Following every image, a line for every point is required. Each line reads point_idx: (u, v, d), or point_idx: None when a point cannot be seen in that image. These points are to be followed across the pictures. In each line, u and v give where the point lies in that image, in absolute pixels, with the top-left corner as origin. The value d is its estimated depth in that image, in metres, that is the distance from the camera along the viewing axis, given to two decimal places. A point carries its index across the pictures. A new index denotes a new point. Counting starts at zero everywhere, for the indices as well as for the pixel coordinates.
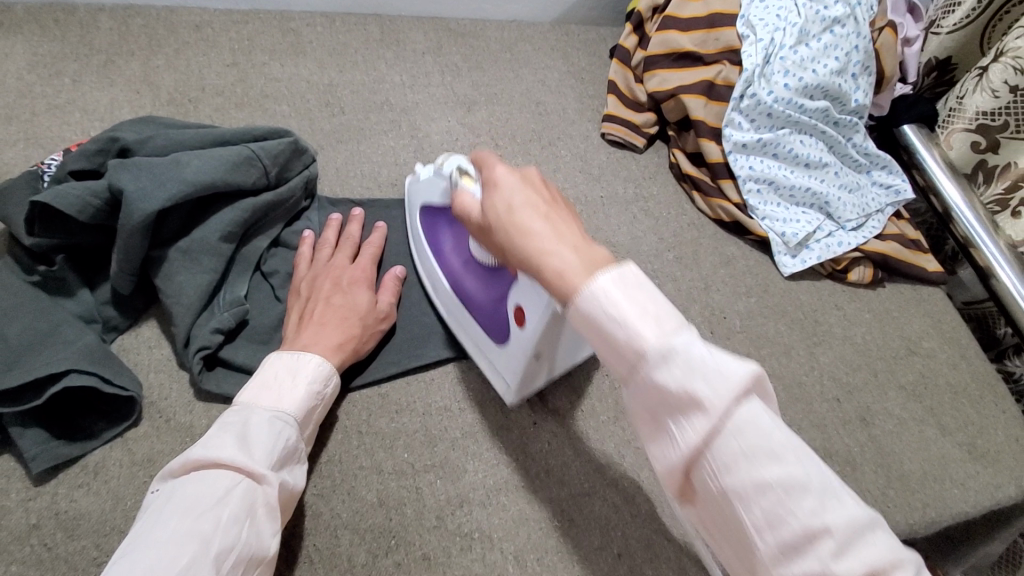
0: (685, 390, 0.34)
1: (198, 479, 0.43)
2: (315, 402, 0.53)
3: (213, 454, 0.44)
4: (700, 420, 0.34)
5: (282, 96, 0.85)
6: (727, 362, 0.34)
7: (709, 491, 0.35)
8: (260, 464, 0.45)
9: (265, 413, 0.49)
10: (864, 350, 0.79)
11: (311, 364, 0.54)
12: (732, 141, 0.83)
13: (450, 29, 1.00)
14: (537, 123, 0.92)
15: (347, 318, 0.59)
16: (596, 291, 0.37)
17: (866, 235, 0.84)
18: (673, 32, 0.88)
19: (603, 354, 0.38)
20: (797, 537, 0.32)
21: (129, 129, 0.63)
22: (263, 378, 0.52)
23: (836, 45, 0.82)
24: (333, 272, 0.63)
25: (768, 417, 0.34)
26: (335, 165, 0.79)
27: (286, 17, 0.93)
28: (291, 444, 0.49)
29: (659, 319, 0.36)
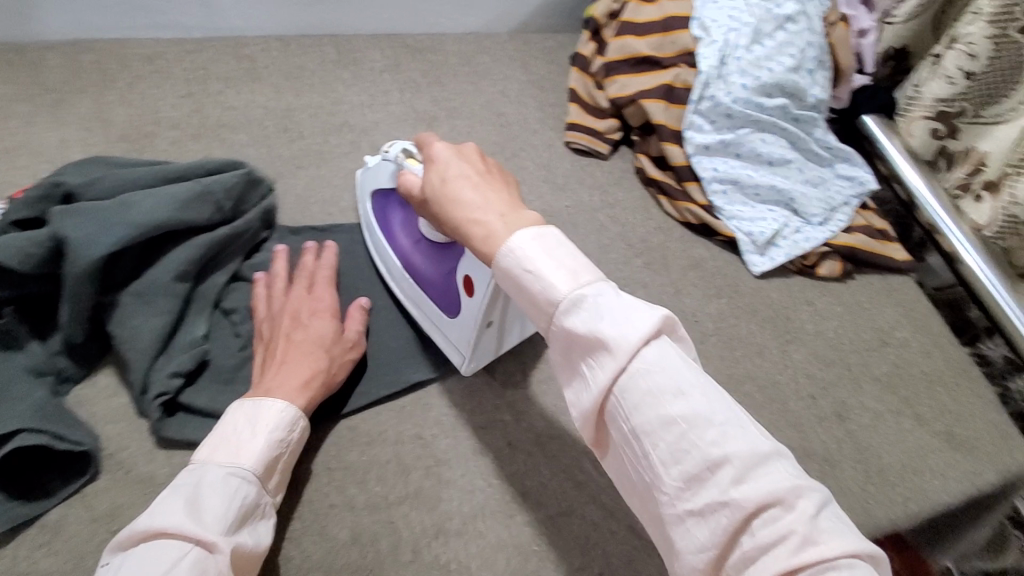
0: (591, 330, 0.37)
1: (145, 552, 0.40)
2: (278, 451, 0.50)
3: (161, 522, 0.41)
4: (607, 359, 0.36)
5: (239, 125, 0.83)
6: (634, 305, 0.37)
7: (622, 436, 0.37)
8: (212, 530, 0.42)
9: (219, 470, 0.46)
10: (836, 344, 0.80)
11: (273, 410, 0.51)
12: (694, 144, 0.83)
13: (408, 45, 0.99)
14: (499, 135, 0.92)
15: (312, 352, 0.57)
16: (515, 248, 0.41)
17: (832, 229, 0.84)
18: (630, 37, 0.88)
19: (529, 309, 0.41)
20: (697, 464, 0.33)
21: (74, 172, 0.62)
22: (220, 431, 0.49)
23: (790, 42, 0.82)
24: (289, 305, 0.61)
25: (676, 357, 0.36)
26: (295, 192, 0.78)
27: (240, 42, 0.92)
28: (249, 502, 0.46)
29: (574, 271, 0.39)
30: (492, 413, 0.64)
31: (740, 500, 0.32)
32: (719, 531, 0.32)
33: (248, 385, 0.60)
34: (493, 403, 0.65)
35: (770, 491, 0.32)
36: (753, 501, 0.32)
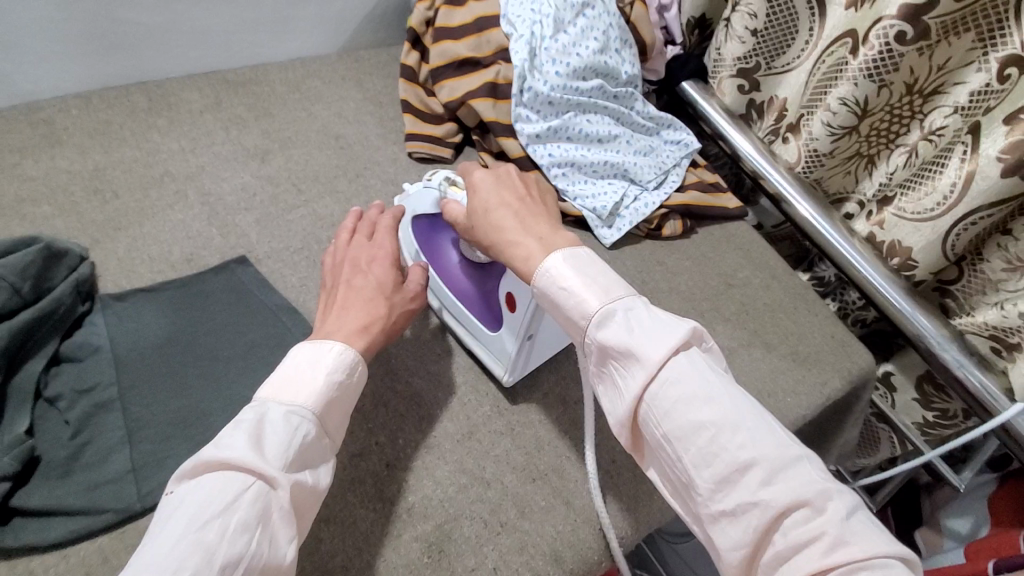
0: (623, 343, 0.52)
1: (213, 480, 0.46)
2: (334, 395, 0.54)
3: (228, 455, 0.46)
4: (639, 371, 0.51)
5: (43, 196, 0.76)
6: (664, 327, 0.53)
7: (657, 439, 0.51)
8: (274, 466, 0.47)
9: (281, 411, 0.51)
10: (690, 295, 0.86)
11: (331, 360, 0.55)
12: (526, 135, 0.86)
13: (227, 80, 0.95)
14: (340, 157, 0.90)
15: (370, 302, 0.62)
16: (550, 268, 0.57)
17: (667, 191, 0.91)
18: (448, 42, 0.90)
19: (564, 321, 0.57)
20: (727, 467, 0.47)
21: None
22: (284, 372, 0.54)
23: (591, 26, 0.87)
24: (350, 255, 0.66)
25: (703, 369, 0.51)
26: (117, 255, 0.72)
27: (34, 105, 0.84)
28: (308, 438, 0.51)
29: (605, 291, 0.55)
30: (366, 438, 0.63)
31: (767, 499, 0.45)
32: (750, 526, 0.46)
33: (87, 473, 0.55)
34: (366, 427, 0.63)
35: (794, 492, 0.45)
36: (778, 499, 0.45)
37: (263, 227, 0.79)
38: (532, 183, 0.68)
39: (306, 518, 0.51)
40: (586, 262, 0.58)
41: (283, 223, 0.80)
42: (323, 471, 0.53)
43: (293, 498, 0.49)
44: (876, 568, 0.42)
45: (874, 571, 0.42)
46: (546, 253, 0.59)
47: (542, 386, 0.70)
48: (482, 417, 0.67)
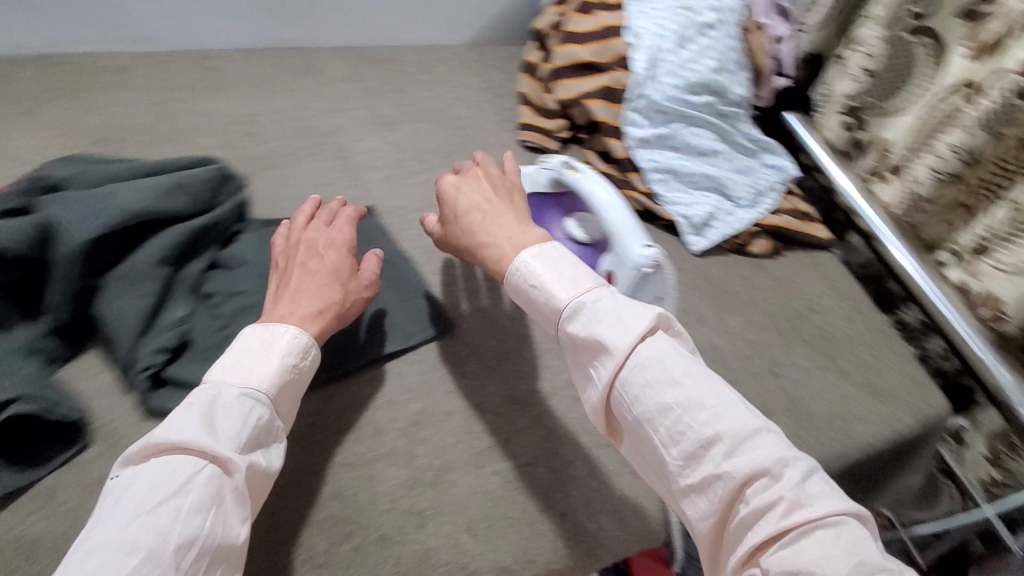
0: (589, 334, 0.54)
1: (163, 463, 0.47)
2: (289, 375, 0.56)
3: (178, 439, 0.47)
4: (608, 359, 0.53)
5: (206, 129, 0.85)
6: (627, 315, 0.54)
7: (629, 422, 0.52)
8: (225, 448, 0.48)
9: (234, 392, 0.52)
10: (768, 312, 0.89)
11: (283, 341, 0.57)
12: (634, 138, 0.91)
13: (368, 57, 1.05)
14: (458, 136, 0.98)
15: (325, 285, 0.63)
16: (522, 266, 0.59)
17: (759, 211, 0.95)
18: (573, 46, 0.97)
19: (541, 318, 0.59)
20: (693, 444, 0.48)
21: (54, 168, 0.67)
22: (235, 356, 0.55)
23: (711, 46, 0.93)
24: (306, 238, 0.67)
25: (669, 353, 0.52)
26: (266, 190, 0.82)
27: (208, 54, 0.96)
28: (260, 422, 0.52)
29: (576, 285, 0.57)
30: (459, 381, 0.70)
31: (729, 470, 0.46)
32: (715, 498, 0.47)
33: None
34: (460, 372, 0.71)
35: (753, 462, 0.46)
36: (739, 470, 0.46)
37: (388, 186, 0.88)
38: (508, 184, 0.69)
39: (261, 501, 0.53)
40: (556, 257, 0.60)
41: (406, 185, 0.89)
42: (276, 452, 0.54)
43: (248, 481, 0.50)
44: (831, 527, 0.43)
45: (830, 528, 0.43)
46: (518, 249, 0.60)
47: None
48: (564, 382, 0.72)
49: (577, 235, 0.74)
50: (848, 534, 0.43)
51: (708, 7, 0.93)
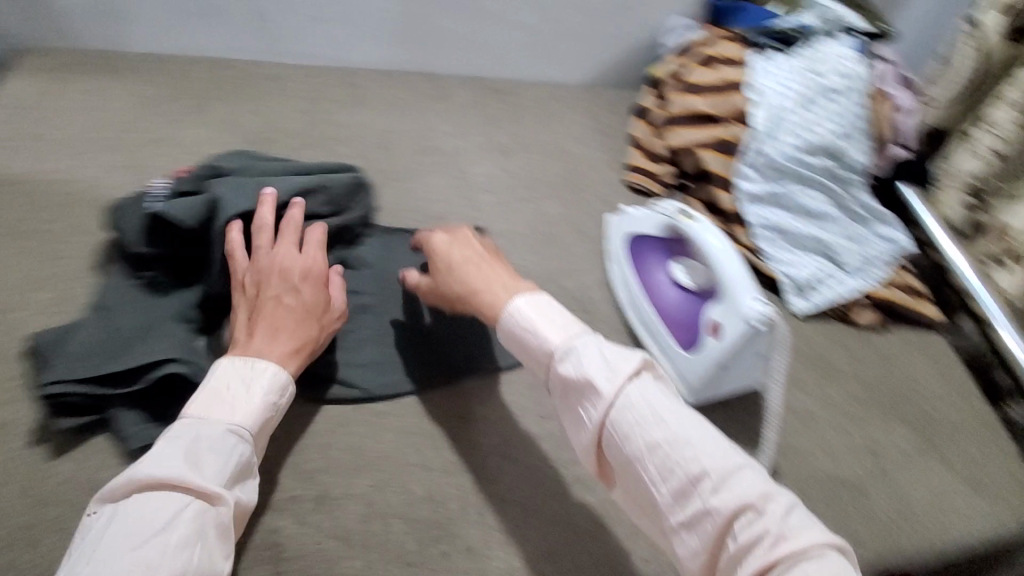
0: (583, 377, 0.49)
1: (148, 500, 0.46)
2: (270, 413, 0.56)
3: (164, 475, 0.47)
4: (597, 402, 0.48)
5: (345, 139, 0.94)
6: (613, 356, 0.50)
7: (618, 457, 0.48)
8: (212, 483, 0.49)
9: (219, 428, 0.52)
10: (869, 387, 0.86)
11: (264, 372, 0.56)
12: (746, 193, 0.91)
13: (490, 88, 1.09)
14: (566, 170, 1.01)
15: (302, 320, 0.62)
16: (513, 317, 0.55)
17: (869, 281, 0.92)
18: (691, 96, 0.97)
19: (531, 364, 0.55)
20: (681, 480, 0.45)
21: (228, 160, 0.75)
22: (213, 390, 0.54)
23: (835, 112, 0.92)
24: (280, 264, 0.64)
25: (655, 392, 0.48)
26: (390, 200, 0.89)
27: (348, 72, 1.03)
28: (243, 459, 0.52)
29: (565, 330, 0.53)
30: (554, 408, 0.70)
31: (716, 505, 0.43)
32: (704, 536, 0.44)
33: (345, 352, 0.68)
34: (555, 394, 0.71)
35: (740, 496, 0.43)
36: (726, 504, 0.43)
37: (499, 209, 0.92)
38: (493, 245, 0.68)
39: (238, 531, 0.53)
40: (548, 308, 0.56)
41: (516, 210, 0.92)
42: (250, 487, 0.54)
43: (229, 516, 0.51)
44: (814, 559, 0.41)
45: (813, 561, 0.41)
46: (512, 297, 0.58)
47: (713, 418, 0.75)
48: None
49: (682, 281, 0.75)
50: (832, 567, 0.40)
51: (835, 73, 0.94)
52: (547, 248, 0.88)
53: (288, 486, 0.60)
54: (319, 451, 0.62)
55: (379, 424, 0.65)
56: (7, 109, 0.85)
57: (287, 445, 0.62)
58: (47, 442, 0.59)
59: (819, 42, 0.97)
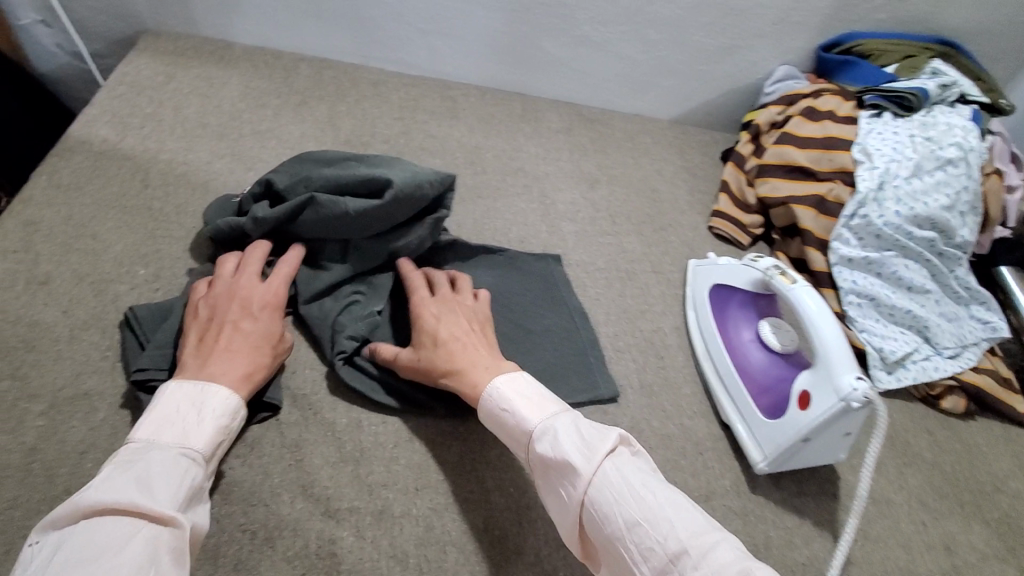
0: (558, 454, 0.52)
1: (100, 524, 0.42)
2: (223, 437, 0.53)
3: (112, 498, 0.43)
4: (577, 480, 0.50)
5: (436, 151, 0.95)
6: (590, 437, 0.52)
7: (599, 536, 0.49)
8: (164, 505, 0.45)
9: (170, 452, 0.49)
10: (953, 480, 0.80)
11: (217, 400, 0.53)
12: (839, 254, 0.87)
13: (581, 115, 1.09)
14: (650, 208, 0.99)
15: (258, 348, 0.59)
16: (495, 396, 0.58)
17: (962, 365, 0.86)
18: (790, 147, 0.94)
19: (513, 444, 0.57)
20: (661, 557, 0.45)
21: (292, 163, 0.71)
22: (162, 415, 0.51)
23: (946, 183, 0.88)
24: (242, 292, 0.62)
25: (627, 465, 0.51)
26: (473, 217, 0.89)
27: (445, 85, 1.05)
28: (196, 484, 0.48)
29: (544, 410, 0.56)
30: None
31: None
32: None
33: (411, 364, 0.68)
34: None
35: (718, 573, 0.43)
36: None
37: (579, 240, 0.91)
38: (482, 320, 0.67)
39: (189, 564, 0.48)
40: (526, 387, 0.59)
41: (596, 244, 0.91)
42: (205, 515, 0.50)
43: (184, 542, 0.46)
44: None
45: None
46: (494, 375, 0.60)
47: (783, 490, 0.71)
48: (721, 489, 0.70)
49: (770, 342, 0.74)
50: None
51: (951, 142, 0.89)
52: (625, 285, 0.86)
53: (351, 496, 0.59)
54: (383, 464, 0.62)
55: (444, 445, 0.65)
56: (126, 86, 0.89)
57: (353, 454, 0.62)
58: (129, 416, 0.60)
59: (938, 112, 0.93)
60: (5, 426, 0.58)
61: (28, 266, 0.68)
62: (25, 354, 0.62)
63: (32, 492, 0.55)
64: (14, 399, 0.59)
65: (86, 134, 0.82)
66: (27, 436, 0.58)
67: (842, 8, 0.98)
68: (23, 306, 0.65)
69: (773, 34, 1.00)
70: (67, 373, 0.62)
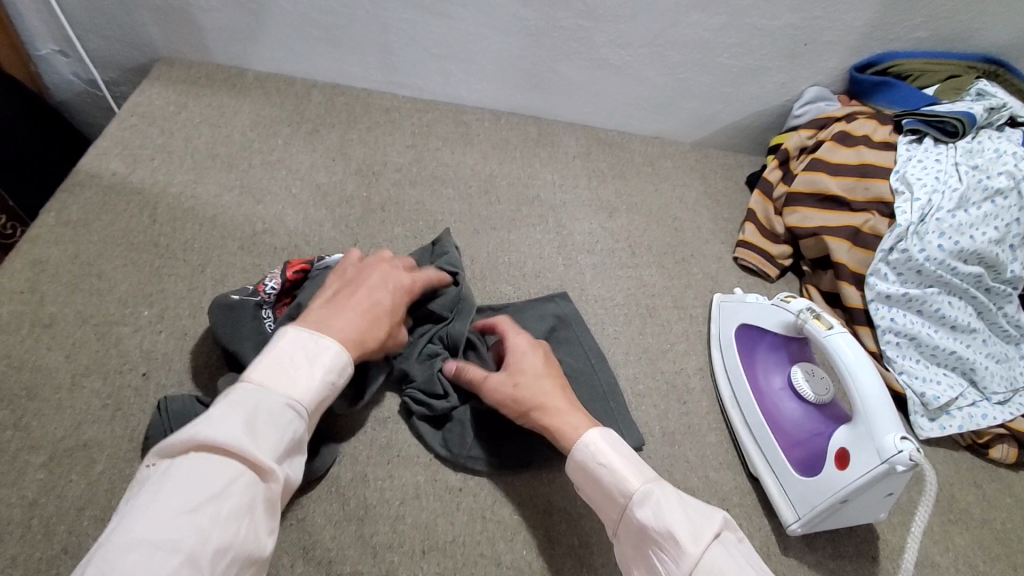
0: (661, 523, 0.48)
1: (197, 461, 0.41)
2: (326, 393, 0.50)
3: (216, 435, 0.42)
4: (682, 558, 0.46)
5: (450, 180, 0.93)
6: (697, 515, 0.48)
7: None
8: (268, 456, 0.43)
9: (277, 399, 0.46)
10: (1004, 539, 0.74)
11: (331, 351, 0.51)
12: (876, 290, 0.82)
13: (600, 139, 1.05)
14: (671, 238, 0.95)
15: (375, 320, 0.58)
16: (596, 444, 0.54)
17: (1013, 412, 0.79)
18: (820, 174, 0.89)
19: (603, 499, 0.53)
20: None
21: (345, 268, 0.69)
22: (277, 357, 0.49)
23: (996, 215, 0.82)
24: (383, 268, 0.63)
25: (729, 550, 0.46)
26: (486, 250, 0.86)
27: (459, 110, 1.02)
28: (295, 437, 0.46)
29: (642, 472, 0.52)
30: None
31: None
32: None
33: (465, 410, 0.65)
34: None
35: None
36: None
37: (596, 274, 0.87)
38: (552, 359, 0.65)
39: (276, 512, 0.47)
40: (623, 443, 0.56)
41: (614, 277, 0.87)
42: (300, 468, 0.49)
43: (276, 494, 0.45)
44: None
45: None
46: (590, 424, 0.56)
47: (817, 552, 0.66)
48: None
49: (803, 391, 0.70)
50: None
51: (1002, 170, 0.83)
52: (645, 322, 0.82)
53: (355, 559, 0.56)
54: (388, 524, 0.59)
55: (453, 502, 0.61)
56: (138, 118, 0.88)
57: (358, 512, 0.59)
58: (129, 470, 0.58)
59: (985, 137, 0.87)
60: (3, 481, 0.56)
61: (33, 308, 0.67)
62: (26, 403, 0.61)
63: (28, 552, 0.53)
64: (13, 450, 0.58)
65: (97, 167, 0.81)
66: (26, 491, 0.56)
67: (877, 27, 0.93)
68: (27, 350, 0.64)
69: (803, 54, 0.95)
70: (68, 423, 0.60)
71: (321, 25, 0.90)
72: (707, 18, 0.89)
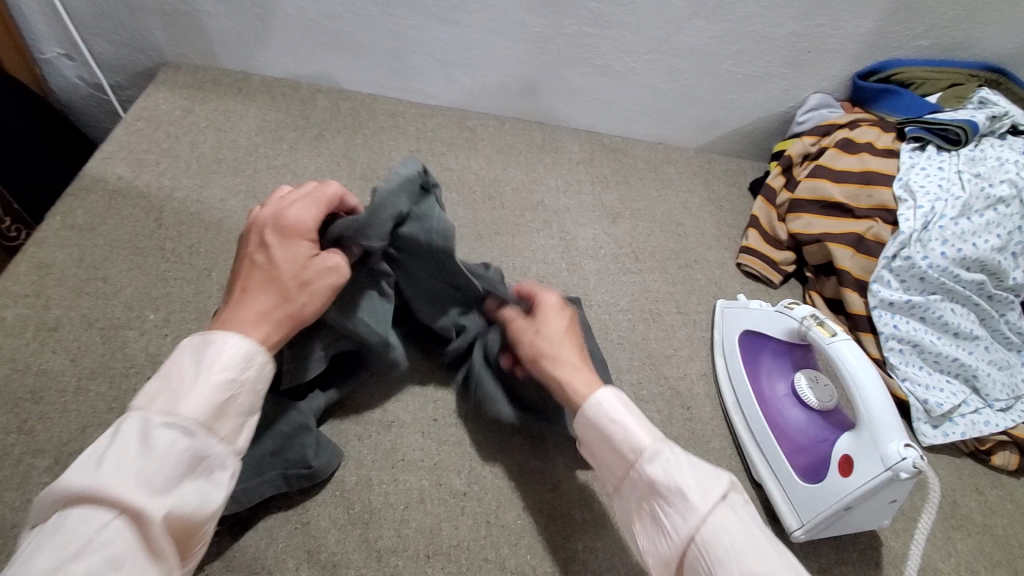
0: (671, 481, 0.48)
1: (62, 516, 0.37)
2: (225, 396, 0.44)
3: (78, 484, 0.38)
4: (690, 514, 0.47)
5: (454, 184, 0.93)
6: (704, 475, 0.49)
7: None
8: (140, 494, 0.38)
9: (155, 421, 0.41)
10: (1007, 546, 0.74)
11: (218, 353, 0.45)
12: (879, 297, 0.82)
13: (604, 144, 1.05)
14: (674, 243, 0.95)
15: (274, 287, 0.52)
16: (609, 402, 0.53)
17: (1015, 419, 0.80)
18: (823, 181, 0.89)
19: (611, 453, 0.53)
20: None
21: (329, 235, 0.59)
22: (163, 376, 0.44)
23: (998, 223, 0.82)
24: (263, 223, 0.55)
25: (733, 515, 0.46)
26: (490, 256, 0.86)
27: (464, 115, 1.02)
28: (185, 458, 0.42)
29: (652, 429, 0.52)
30: None
31: None
32: None
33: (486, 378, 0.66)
34: None
35: None
36: None
37: (599, 279, 0.87)
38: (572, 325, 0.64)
39: (195, 541, 0.43)
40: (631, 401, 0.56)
41: (617, 282, 0.87)
42: (215, 484, 0.44)
43: (172, 524, 0.40)
44: None
45: None
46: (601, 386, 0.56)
47: (820, 558, 0.66)
48: None
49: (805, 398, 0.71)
50: None
51: (1004, 179, 0.83)
52: (649, 328, 0.82)
53: (358, 563, 0.56)
54: (392, 528, 0.59)
55: (457, 507, 0.61)
56: (144, 122, 0.88)
57: (362, 516, 0.59)
58: None
59: (987, 145, 0.88)
60: (9, 484, 0.56)
61: (39, 311, 0.67)
62: (32, 406, 0.61)
63: None
64: (19, 454, 0.58)
65: (103, 171, 0.81)
66: (31, 494, 0.56)
67: (879, 35, 0.93)
68: (33, 353, 0.64)
69: (806, 62, 0.96)
70: (73, 426, 0.60)
71: (328, 30, 0.91)
72: (710, 26, 0.90)
